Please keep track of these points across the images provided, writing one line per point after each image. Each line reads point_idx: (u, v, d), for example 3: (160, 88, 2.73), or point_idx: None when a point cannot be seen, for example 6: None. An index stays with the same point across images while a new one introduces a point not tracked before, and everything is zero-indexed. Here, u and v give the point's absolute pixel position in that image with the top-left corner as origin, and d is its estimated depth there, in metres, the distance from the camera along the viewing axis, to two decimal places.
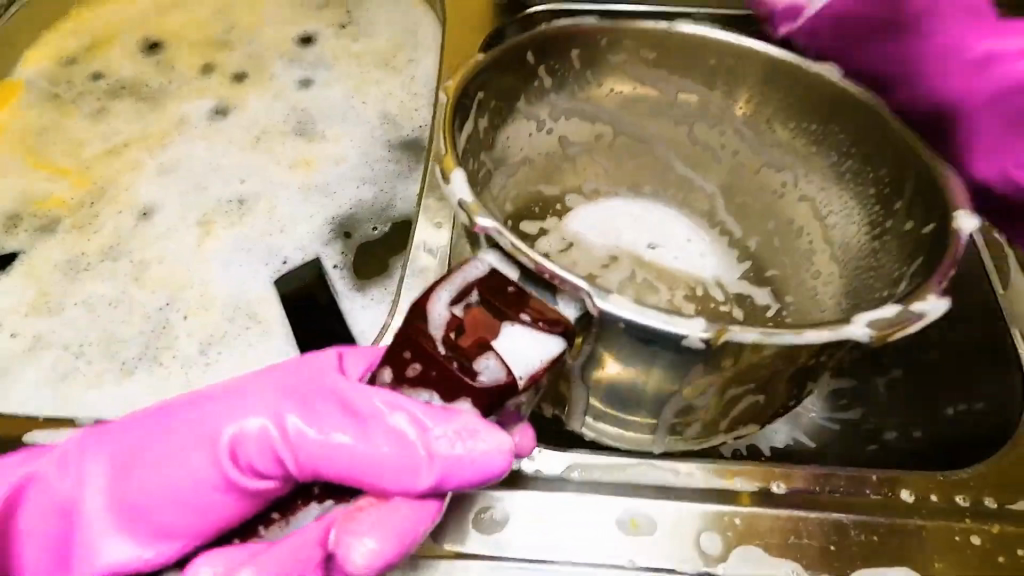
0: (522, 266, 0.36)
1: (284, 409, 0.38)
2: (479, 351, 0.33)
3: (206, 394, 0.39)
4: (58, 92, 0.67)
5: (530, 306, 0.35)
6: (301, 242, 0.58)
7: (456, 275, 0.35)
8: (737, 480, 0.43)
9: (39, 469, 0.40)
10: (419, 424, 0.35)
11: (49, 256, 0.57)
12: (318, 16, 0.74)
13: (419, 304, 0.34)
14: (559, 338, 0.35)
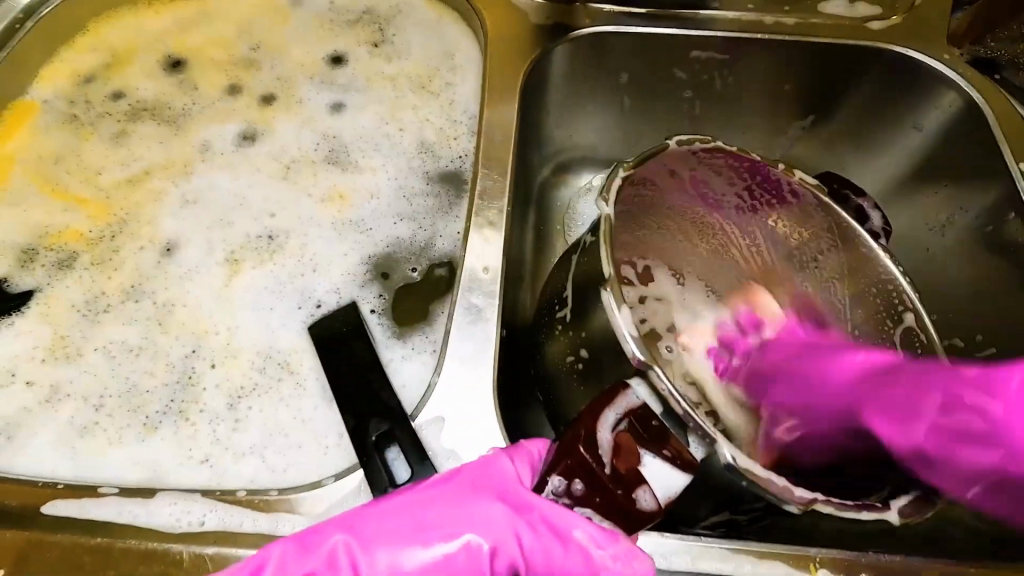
0: (666, 404, 0.37)
1: (495, 515, 0.38)
2: (632, 477, 0.35)
3: (428, 495, 0.38)
4: (75, 113, 0.64)
5: (672, 444, 0.36)
6: (335, 284, 0.54)
7: (620, 397, 0.37)
8: (821, 572, 0.39)
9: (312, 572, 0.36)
10: (597, 544, 0.35)
11: (66, 296, 0.53)
12: (349, 34, 0.70)
13: (587, 422, 0.36)
14: (689, 475, 0.35)
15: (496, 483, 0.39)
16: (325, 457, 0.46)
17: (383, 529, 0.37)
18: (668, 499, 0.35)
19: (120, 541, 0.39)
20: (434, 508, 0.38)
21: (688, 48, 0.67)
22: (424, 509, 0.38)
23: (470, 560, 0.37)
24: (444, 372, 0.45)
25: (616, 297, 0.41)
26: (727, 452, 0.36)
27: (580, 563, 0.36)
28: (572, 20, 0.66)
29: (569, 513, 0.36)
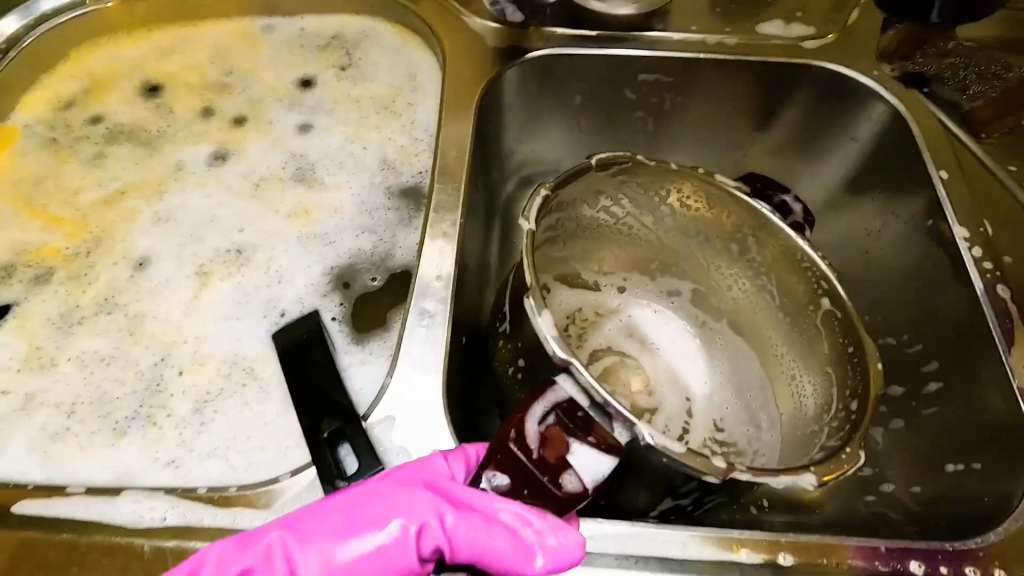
0: (592, 396, 0.41)
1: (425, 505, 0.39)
2: (560, 465, 0.39)
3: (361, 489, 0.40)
4: (55, 137, 0.67)
5: (595, 431, 0.40)
6: (299, 294, 0.57)
7: (547, 393, 0.41)
8: (743, 551, 0.42)
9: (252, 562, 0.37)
10: (525, 520, 0.38)
11: (43, 309, 0.56)
12: (318, 59, 0.74)
13: (515, 419, 0.39)
14: (615, 458, 0.40)
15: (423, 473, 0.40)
16: (284, 456, 0.48)
17: (315, 522, 0.38)
18: (595, 482, 0.39)
19: (85, 537, 0.41)
20: (367, 503, 0.39)
21: (637, 70, 0.72)
22: (356, 505, 0.39)
23: (402, 547, 0.39)
24: (393, 375, 0.48)
25: (538, 308, 0.45)
26: (646, 435, 0.40)
27: (507, 546, 0.38)
28: (526, 44, 0.70)
29: (494, 498, 0.39)
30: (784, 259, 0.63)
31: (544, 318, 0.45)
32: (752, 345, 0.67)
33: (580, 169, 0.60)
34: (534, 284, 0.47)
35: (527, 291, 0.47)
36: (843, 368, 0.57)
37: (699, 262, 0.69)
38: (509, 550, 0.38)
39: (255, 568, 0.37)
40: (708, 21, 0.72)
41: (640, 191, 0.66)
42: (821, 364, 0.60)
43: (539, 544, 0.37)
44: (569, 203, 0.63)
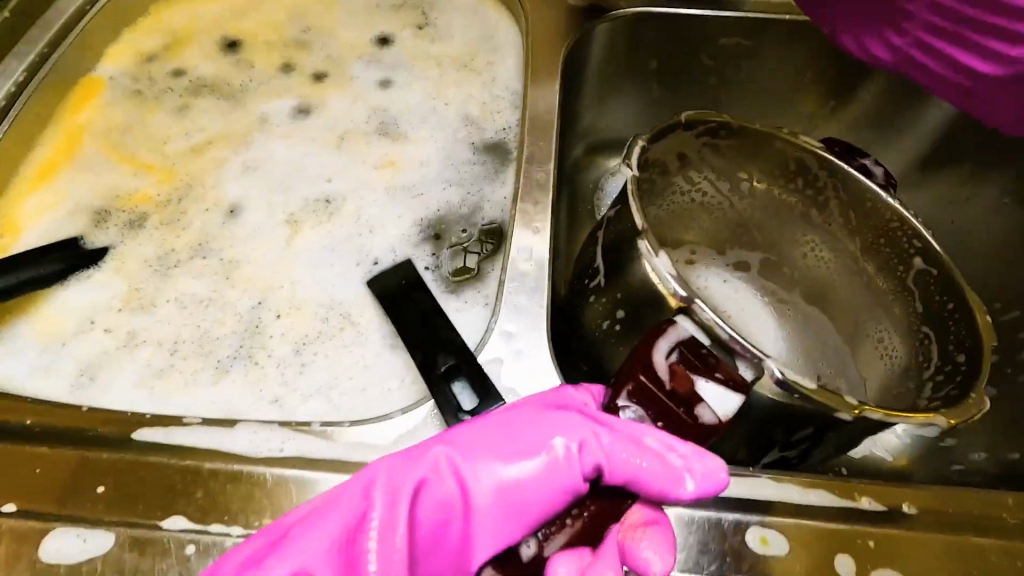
0: (716, 334, 0.42)
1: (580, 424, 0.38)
2: (691, 397, 0.39)
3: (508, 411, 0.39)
4: (140, 89, 0.68)
5: (720, 369, 0.40)
6: (390, 244, 0.57)
7: (670, 330, 0.41)
8: (868, 499, 0.40)
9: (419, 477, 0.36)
10: (670, 444, 0.37)
11: (139, 252, 0.56)
12: (394, 18, 0.74)
13: (642, 350, 0.40)
14: (742, 395, 0.39)
15: (563, 398, 0.40)
16: (387, 398, 0.48)
17: (478, 434, 0.38)
18: (726, 417, 0.39)
19: (207, 463, 0.41)
20: (517, 424, 0.39)
21: (720, 33, 0.70)
22: (509, 425, 0.39)
23: (562, 465, 0.37)
24: (501, 319, 0.48)
25: (652, 251, 0.48)
26: (774, 370, 0.41)
27: (661, 469, 0.36)
28: (608, 3, 0.69)
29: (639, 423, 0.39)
30: (873, 221, 0.60)
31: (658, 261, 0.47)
32: (833, 313, 0.64)
33: (671, 126, 0.57)
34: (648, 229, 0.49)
35: (639, 236, 0.49)
36: (944, 329, 0.55)
37: (777, 227, 0.66)
38: (664, 475, 0.36)
39: (424, 480, 0.36)
40: None
41: (723, 152, 0.63)
42: (911, 328, 0.58)
43: (686, 468, 0.37)
44: (658, 164, 0.60)
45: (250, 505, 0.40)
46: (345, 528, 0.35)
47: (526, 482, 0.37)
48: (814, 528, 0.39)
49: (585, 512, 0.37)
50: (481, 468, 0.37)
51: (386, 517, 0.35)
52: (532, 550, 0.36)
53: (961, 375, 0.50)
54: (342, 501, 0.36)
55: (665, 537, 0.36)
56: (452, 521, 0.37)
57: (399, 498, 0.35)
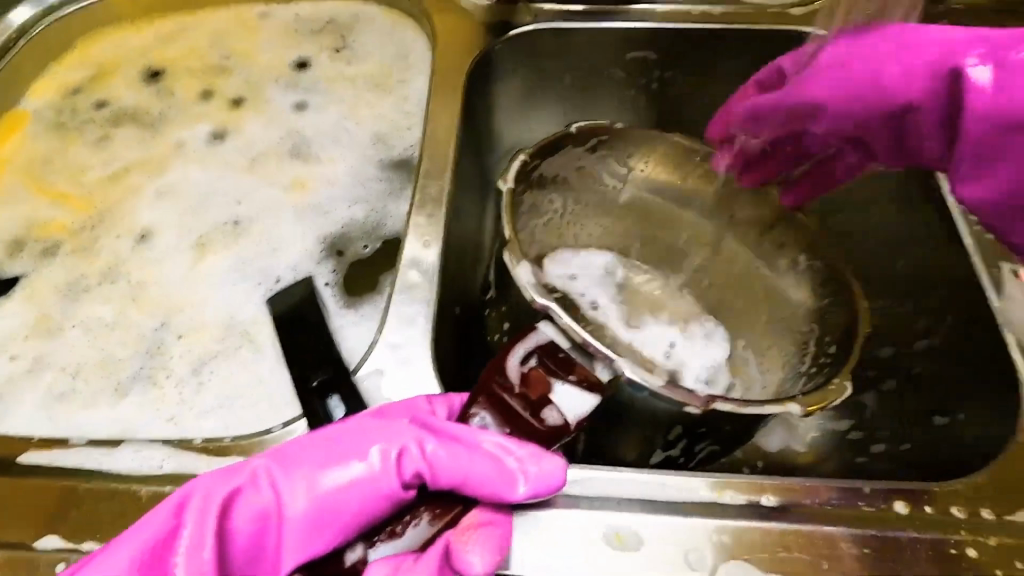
0: (572, 339, 0.44)
1: (404, 433, 0.42)
2: (542, 400, 0.42)
3: (343, 422, 0.43)
4: (62, 121, 0.70)
5: (576, 370, 0.43)
6: (294, 262, 0.59)
7: (527, 338, 0.44)
8: (726, 493, 0.42)
9: (242, 489, 0.40)
10: (505, 449, 0.40)
11: (51, 279, 0.58)
12: (314, 41, 0.76)
13: (497, 360, 0.43)
14: (597, 395, 0.42)
15: (398, 408, 0.44)
16: (278, 411, 0.50)
17: (299, 448, 0.41)
18: (576, 418, 0.42)
19: (86, 483, 0.43)
20: (346, 434, 0.42)
21: (625, 48, 0.72)
22: (338, 435, 0.42)
23: (386, 469, 0.41)
24: (387, 331, 0.50)
25: (515, 260, 0.50)
26: (626, 369, 0.43)
27: (488, 473, 0.39)
28: (513, 18, 0.70)
29: (473, 430, 0.42)
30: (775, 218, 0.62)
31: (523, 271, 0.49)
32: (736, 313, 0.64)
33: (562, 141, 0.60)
34: (513, 237, 0.51)
35: (504, 249, 0.51)
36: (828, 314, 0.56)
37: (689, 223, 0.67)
38: (489, 477, 0.39)
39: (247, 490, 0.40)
40: None
41: (618, 160, 0.65)
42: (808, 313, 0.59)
43: (519, 470, 0.39)
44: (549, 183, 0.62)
45: (124, 522, 0.41)
46: (158, 541, 0.38)
47: (341, 491, 0.40)
48: (666, 525, 0.40)
49: (415, 518, 0.40)
50: (298, 479, 0.40)
51: (196, 532, 0.38)
52: (357, 553, 0.39)
53: (830, 363, 0.52)
54: (155, 517, 0.38)
55: (494, 536, 0.38)
56: (277, 527, 0.40)
57: (209, 510, 0.38)
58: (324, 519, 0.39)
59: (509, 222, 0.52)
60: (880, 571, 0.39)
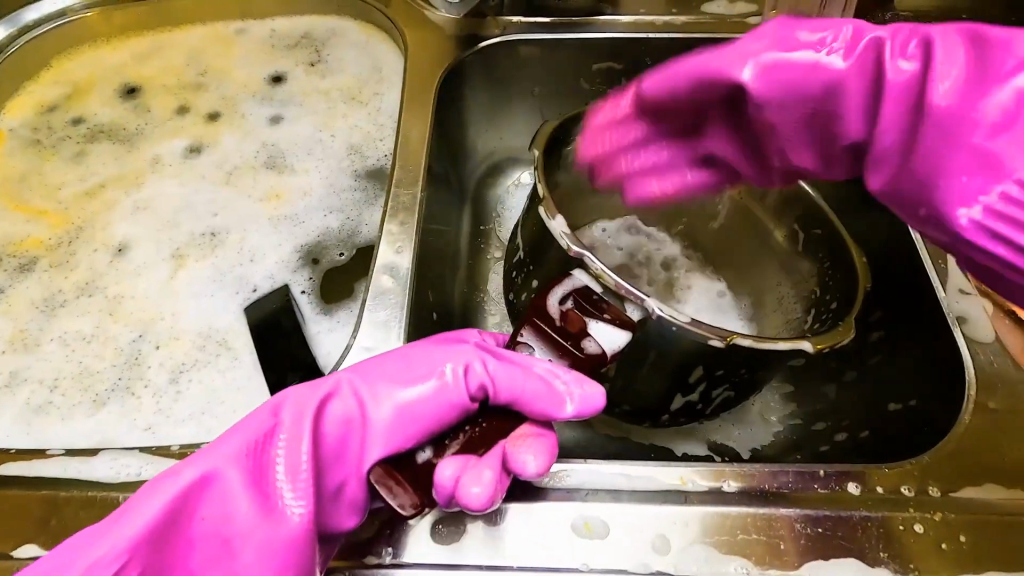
0: (604, 283, 0.46)
1: (467, 352, 0.44)
2: (580, 333, 0.44)
3: (411, 345, 0.45)
4: (38, 138, 0.71)
5: (609, 310, 0.45)
6: (270, 272, 0.60)
7: (564, 281, 0.46)
8: (689, 480, 0.43)
9: (324, 398, 0.42)
10: (555, 373, 0.43)
11: (27, 294, 0.59)
12: (288, 56, 0.78)
13: (537, 302, 0.46)
14: (629, 332, 0.45)
15: (459, 336, 0.48)
16: None
17: (376, 360, 0.45)
18: (612, 351, 0.44)
19: (63, 491, 0.43)
20: (415, 354, 0.44)
21: (591, 59, 0.74)
22: (408, 355, 0.44)
23: (450, 383, 0.42)
24: (362, 335, 0.51)
25: (550, 214, 0.51)
26: (656, 308, 0.46)
27: (542, 388, 0.42)
28: (482, 31, 0.73)
29: (530, 356, 0.44)
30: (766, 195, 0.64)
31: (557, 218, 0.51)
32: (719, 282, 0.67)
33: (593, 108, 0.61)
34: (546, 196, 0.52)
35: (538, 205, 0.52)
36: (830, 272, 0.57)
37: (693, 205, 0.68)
38: (543, 395, 0.42)
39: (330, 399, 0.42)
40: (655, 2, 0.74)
41: None
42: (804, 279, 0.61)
43: (568, 392, 0.42)
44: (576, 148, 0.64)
45: None
46: (254, 439, 0.40)
47: (413, 394, 0.42)
48: (631, 512, 0.42)
49: (476, 428, 0.42)
50: (376, 383, 0.43)
51: (291, 430, 0.40)
52: (427, 454, 0.40)
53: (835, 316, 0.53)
54: (252, 420, 0.41)
55: (546, 443, 0.41)
56: (352, 436, 0.41)
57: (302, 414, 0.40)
58: (393, 427, 0.41)
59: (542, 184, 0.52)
60: (833, 549, 0.41)
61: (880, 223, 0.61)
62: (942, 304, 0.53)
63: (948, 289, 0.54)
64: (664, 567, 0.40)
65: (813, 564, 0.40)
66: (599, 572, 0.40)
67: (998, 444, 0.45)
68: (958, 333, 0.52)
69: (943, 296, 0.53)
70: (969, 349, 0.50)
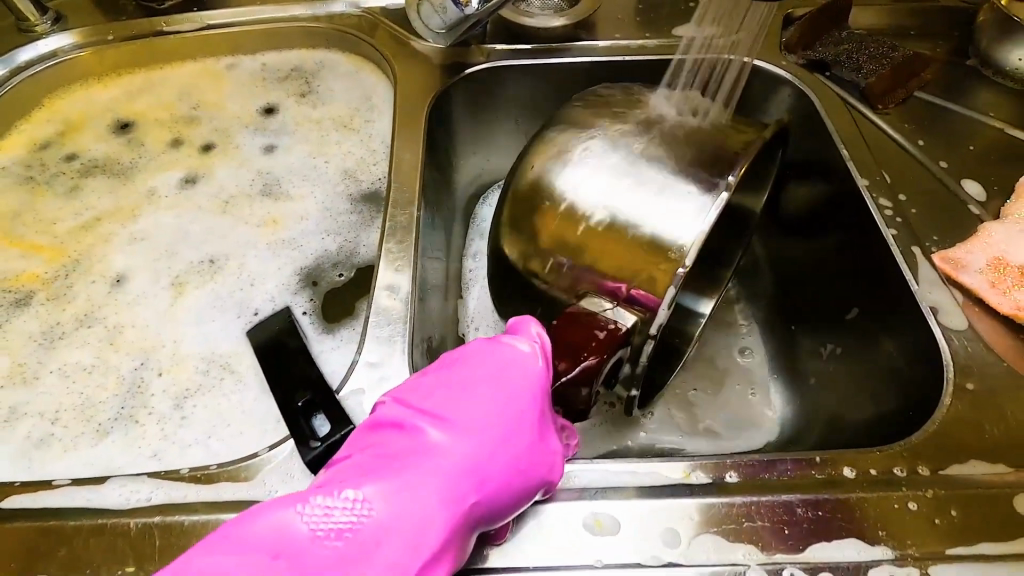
0: (638, 354, 0.51)
1: (536, 424, 0.44)
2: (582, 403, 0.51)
3: (480, 414, 0.43)
4: (31, 175, 0.71)
5: (627, 369, 0.52)
6: (271, 294, 0.61)
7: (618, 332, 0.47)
8: (693, 474, 0.45)
9: (410, 491, 0.39)
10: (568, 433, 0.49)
11: (25, 328, 0.59)
12: (279, 88, 0.80)
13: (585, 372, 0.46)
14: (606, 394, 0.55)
15: (522, 372, 0.45)
16: (262, 437, 0.51)
17: (476, 429, 0.42)
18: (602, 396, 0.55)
19: (71, 521, 0.43)
20: (490, 427, 0.42)
21: (573, 82, 0.78)
22: (480, 429, 0.42)
23: (527, 460, 0.42)
24: (366, 351, 0.52)
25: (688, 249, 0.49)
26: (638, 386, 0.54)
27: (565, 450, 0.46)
28: (467, 59, 0.76)
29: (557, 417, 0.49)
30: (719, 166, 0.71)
31: (626, 183, 0.52)
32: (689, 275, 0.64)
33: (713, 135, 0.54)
34: (638, 185, 0.52)
35: (628, 187, 0.52)
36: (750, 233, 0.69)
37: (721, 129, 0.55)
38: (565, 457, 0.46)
39: (420, 490, 0.39)
40: (629, 29, 0.79)
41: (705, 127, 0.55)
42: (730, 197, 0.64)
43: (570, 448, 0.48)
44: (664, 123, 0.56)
45: (114, 556, 0.42)
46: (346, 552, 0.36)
47: (496, 469, 0.41)
48: (641, 508, 0.43)
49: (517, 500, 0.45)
50: (489, 474, 0.41)
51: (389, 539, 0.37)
52: None
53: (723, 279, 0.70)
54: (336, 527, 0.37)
55: None
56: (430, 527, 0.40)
57: (399, 519, 0.38)
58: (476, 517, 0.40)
59: (632, 187, 0.52)
60: (834, 531, 0.42)
61: (845, 222, 0.65)
62: (914, 295, 0.56)
63: (921, 282, 0.56)
64: (675, 559, 0.41)
65: (817, 547, 0.42)
66: (614, 567, 0.41)
67: (979, 424, 0.48)
68: (932, 321, 0.54)
69: (916, 287, 0.56)
70: (944, 336, 0.53)
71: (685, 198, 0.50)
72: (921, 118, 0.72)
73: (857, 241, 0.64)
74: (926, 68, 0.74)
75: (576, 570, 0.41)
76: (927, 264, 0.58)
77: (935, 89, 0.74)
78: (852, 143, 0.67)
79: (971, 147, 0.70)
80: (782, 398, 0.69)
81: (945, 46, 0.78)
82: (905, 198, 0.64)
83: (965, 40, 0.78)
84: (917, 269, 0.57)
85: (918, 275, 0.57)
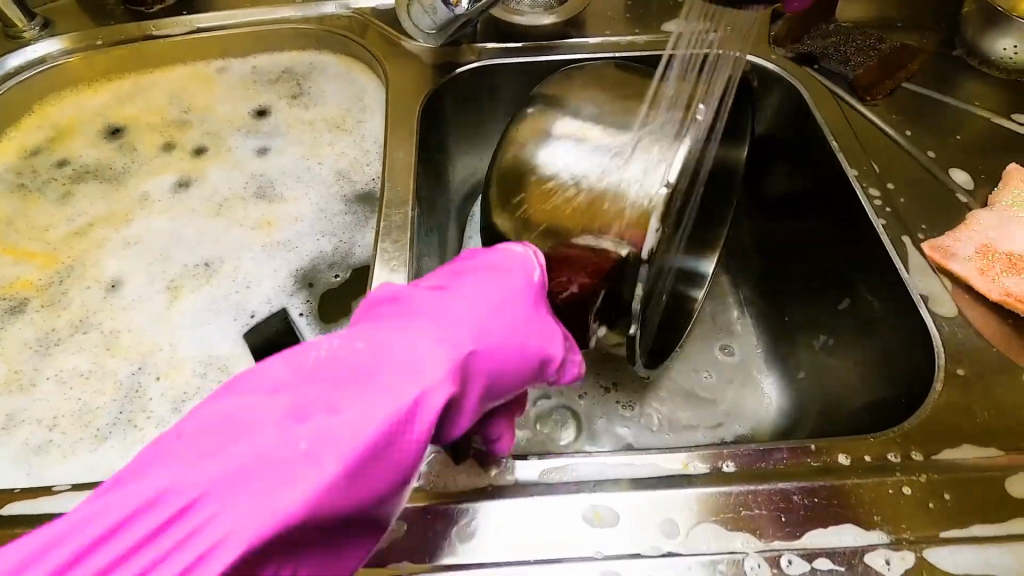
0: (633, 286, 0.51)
1: (530, 304, 0.46)
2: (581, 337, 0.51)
3: (476, 288, 0.45)
4: (22, 182, 0.71)
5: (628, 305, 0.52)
6: (267, 296, 0.61)
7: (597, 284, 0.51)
8: (690, 464, 0.46)
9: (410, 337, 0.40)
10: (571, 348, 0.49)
11: (20, 335, 0.59)
12: (271, 90, 0.80)
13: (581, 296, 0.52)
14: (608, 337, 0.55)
15: (514, 261, 0.48)
16: None
17: (473, 298, 0.44)
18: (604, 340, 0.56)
19: None
20: (486, 298, 0.45)
21: None
22: (477, 300, 0.44)
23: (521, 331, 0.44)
24: None
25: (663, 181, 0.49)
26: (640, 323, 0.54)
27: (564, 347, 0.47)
28: (458, 58, 0.76)
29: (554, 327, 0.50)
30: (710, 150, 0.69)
31: (605, 159, 0.52)
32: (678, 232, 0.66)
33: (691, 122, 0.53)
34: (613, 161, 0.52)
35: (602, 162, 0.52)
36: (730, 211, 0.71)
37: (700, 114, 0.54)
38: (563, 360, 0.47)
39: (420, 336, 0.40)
40: (619, 25, 0.79)
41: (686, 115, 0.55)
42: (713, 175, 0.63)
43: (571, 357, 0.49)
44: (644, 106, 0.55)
45: None
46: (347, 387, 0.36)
47: (494, 331, 0.43)
48: (640, 500, 0.44)
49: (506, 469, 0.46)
50: (486, 331, 0.43)
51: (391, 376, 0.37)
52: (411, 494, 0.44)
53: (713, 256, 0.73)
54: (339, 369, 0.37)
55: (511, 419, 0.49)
56: None
57: (399, 357, 0.38)
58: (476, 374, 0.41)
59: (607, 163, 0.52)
60: (830, 517, 0.43)
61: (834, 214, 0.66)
62: (906, 284, 0.57)
63: (911, 270, 0.57)
64: (674, 549, 0.42)
65: (814, 533, 0.42)
66: (613, 559, 0.41)
67: (970, 409, 0.49)
68: (923, 309, 0.55)
69: (906, 276, 0.57)
70: (935, 323, 0.54)
71: (658, 170, 0.50)
72: (910, 108, 0.72)
73: (846, 231, 0.64)
74: (913, 60, 0.75)
75: (576, 563, 0.41)
76: (916, 252, 0.59)
77: (923, 80, 0.75)
78: (841, 135, 0.67)
79: (958, 137, 0.70)
80: (777, 387, 0.70)
81: (932, 37, 0.79)
82: (894, 186, 0.64)
83: (952, 30, 0.79)
84: (906, 257, 0.58)
85: (908, 263, 0.58)
